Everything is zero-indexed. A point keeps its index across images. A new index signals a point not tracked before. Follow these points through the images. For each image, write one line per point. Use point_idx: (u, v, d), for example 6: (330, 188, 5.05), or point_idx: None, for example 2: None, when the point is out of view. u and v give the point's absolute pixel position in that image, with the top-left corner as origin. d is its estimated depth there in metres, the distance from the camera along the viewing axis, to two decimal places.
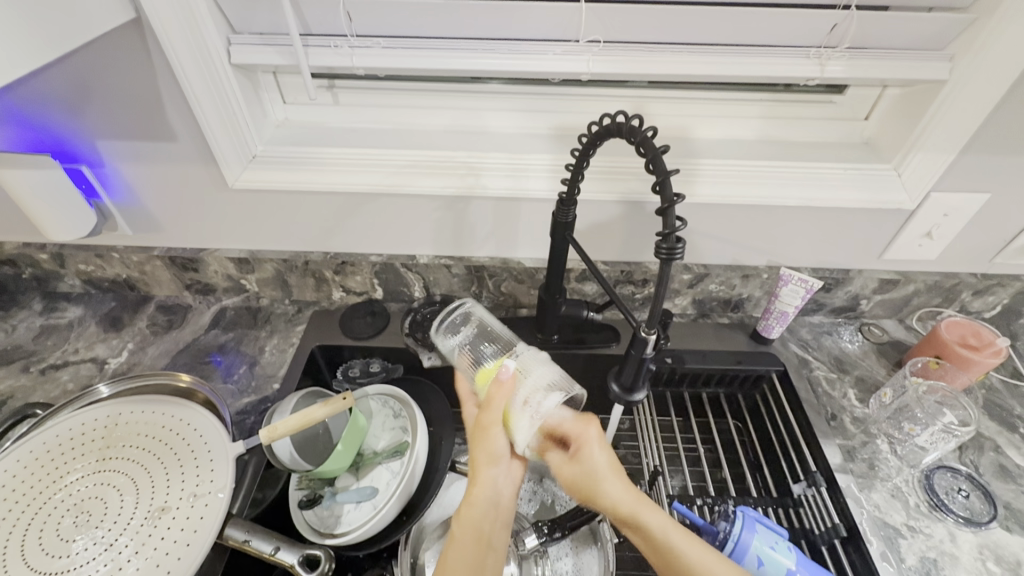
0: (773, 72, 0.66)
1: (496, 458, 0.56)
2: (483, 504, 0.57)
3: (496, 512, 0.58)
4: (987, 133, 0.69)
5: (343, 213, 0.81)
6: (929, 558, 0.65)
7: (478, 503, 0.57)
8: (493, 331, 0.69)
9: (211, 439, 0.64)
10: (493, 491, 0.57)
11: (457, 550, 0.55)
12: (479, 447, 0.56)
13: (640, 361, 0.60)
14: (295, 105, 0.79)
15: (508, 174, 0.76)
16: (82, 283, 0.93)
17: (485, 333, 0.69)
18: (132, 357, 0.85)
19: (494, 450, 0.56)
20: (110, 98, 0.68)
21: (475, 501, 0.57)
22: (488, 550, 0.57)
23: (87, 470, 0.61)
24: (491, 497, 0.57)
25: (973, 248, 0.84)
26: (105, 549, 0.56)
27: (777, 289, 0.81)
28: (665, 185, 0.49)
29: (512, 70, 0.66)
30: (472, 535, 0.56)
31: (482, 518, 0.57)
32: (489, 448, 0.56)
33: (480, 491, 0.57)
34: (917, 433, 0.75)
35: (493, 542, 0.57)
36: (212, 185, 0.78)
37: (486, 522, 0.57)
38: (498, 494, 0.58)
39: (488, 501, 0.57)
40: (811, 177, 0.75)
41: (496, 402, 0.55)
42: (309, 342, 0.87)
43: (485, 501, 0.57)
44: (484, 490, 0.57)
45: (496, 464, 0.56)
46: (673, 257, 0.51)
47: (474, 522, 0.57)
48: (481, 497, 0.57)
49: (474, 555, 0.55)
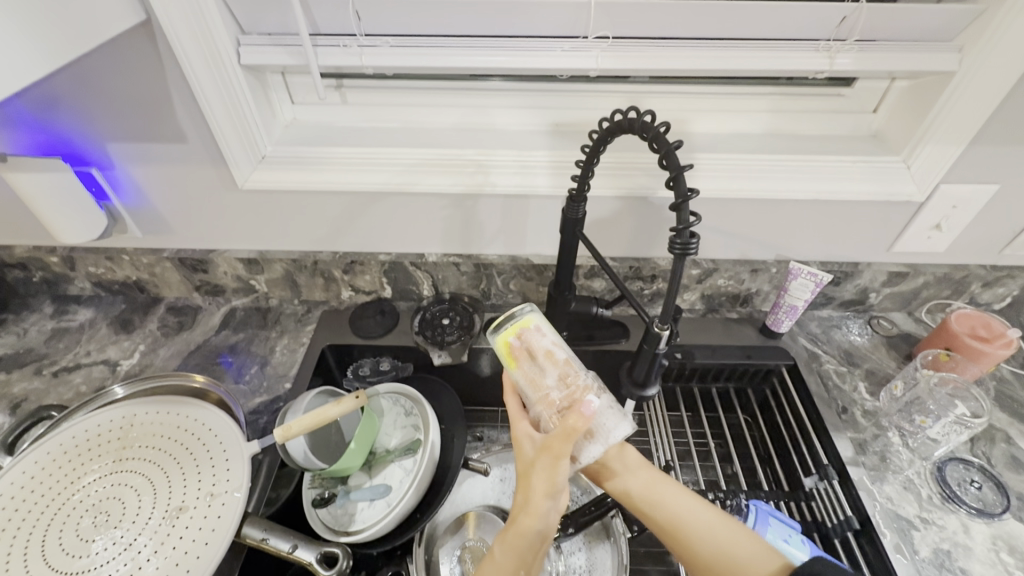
0: (782, 65, 0.66)
1: (557, 490, 0.53)
2: (532, 534, 0.53)
3: (542, 541, 0.54)
4: (997, 124, 0.69)
5: (352, 213, 0.82)
6: (942, 550, 0.65)
7: (526, 535, 0.53)
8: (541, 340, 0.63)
9: (227, 439, 0.65)
10: (543, 521, 0.54)
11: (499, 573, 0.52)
12: (539, 475, 0.53)
13: (653, 357, 0.60)
14: (303, 105, 0.79)
15: (516, 171, 0.76)
16: (93, 286, 0.93)
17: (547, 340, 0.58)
18: (144, 359, 0.85)
19: (559, 480, 0.53)
20: (121, 101, 0.68)
21: (523, 530, 0.53)
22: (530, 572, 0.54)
23: (103, 471, 0.62)
24: (541, 529, 0.54)
25: (982, 240, 0.84)
26: (124, 548, 0.56)
27: (787, 283, 0.81)
28: (679, 181, 0.48)
29: (520, 67, 0.66)
30: (516, 557, 0.53)
31: (530, 544, 0.53)
32: (548, 480, 0.53)
33: (531, 521, 0.53)
34: (929, 425, 0.75)
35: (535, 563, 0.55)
36: (222, 185, 0.78)
37: (530, 550, 0.53)
38: (547, 522, 0.54)
39: (539, 530, 0.53)
40: (820, 171, 0.75)
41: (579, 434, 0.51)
42: (319, 341, 0.87)
43: (534, 531, 0.53)
44: (535, 520, 0.53)
45: (553, 495, 0.53)
46: (687, 252, 0.50)
47: (521, 546, 0.53)
48: (530, 528, 0.53)
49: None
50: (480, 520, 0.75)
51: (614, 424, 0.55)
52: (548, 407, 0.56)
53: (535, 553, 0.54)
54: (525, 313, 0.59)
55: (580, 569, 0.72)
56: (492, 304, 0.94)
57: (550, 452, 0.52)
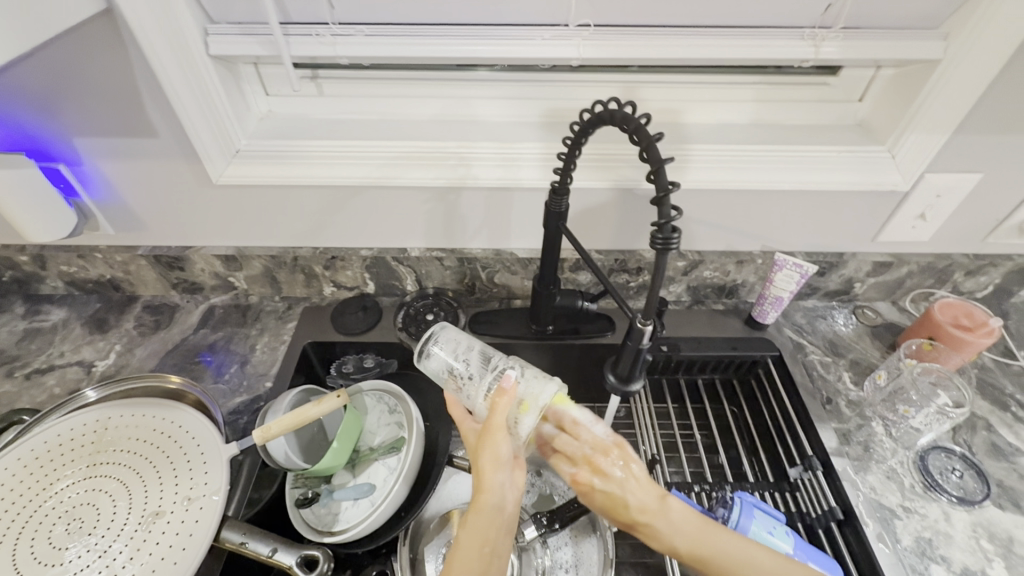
0: (768, 54, 0.65)
1: (501, 461, 0.54)
2: (488, 513, 0.53)
3: (500, 521, 0.54)
4: (982, 112, 0.68)
5: (332, 207, 0.79)
6: (924, 538, 0.66)
7: (485, 511, 0.53)
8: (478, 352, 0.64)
9: (205, 442, 0.63)
10: (499, 496, 0.54)
11: (466, 556, 0.52)
12: (483, 451, 0.54)
13: (637, 352, 0.58)
14: (278, 97, 0.77)
15: (499, 163, 0.74)
16: (65, 285, 0.90)
17: (464, 348, 0.65)
18: (120, 359, 0.83)
19: (500, 452, 0.54)
20: (85, 95, 0.65)
21: (478, 510, 0.53)
22: (493, 553, 0.53)
23: (78, 476, 0.60)
24: (496, 505, 0.54)
25: (966, 228, 0.84)
26: (99, 556, 0.55)
27: (772, 275, 0.81)
28: (659, 174, 0.47)
29: (500, 56, 0.64)
30: (476, 542, 0.53)
31: (487, 525, 0.53)
32: (490, 450, 0.54)
33: (486, 498, 0.53)
34: (912, 415, 0.76)
35: (498, 545, 0.54)
36: (195, 181, 0.76)
37: (492, 529, 0.53)
38: (501, 500, 0.54)
39: (494, 507, 0.53)
40: (804, 161, 0.74)
41: (506, 405, 0.55)
42: (300, 339, 0.85)
43: (489, 510, 0.53)
44: (489, 497, 0.53)
45: (501, 468, 0.54)
46: (668, 247, 0.48)
47: (479, 526, 0.53)
48: (485, 506, 0.53)
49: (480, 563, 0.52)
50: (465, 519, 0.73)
51: (540, 389, 0.58)
52: (481, 395, 0.60)
53: (495, 535, 0.54)
54: (441, 337, 0.66)
55: (566, 564, 0.72)
56: (477, 299, 0.92)
57: (484, 426, 0.55)
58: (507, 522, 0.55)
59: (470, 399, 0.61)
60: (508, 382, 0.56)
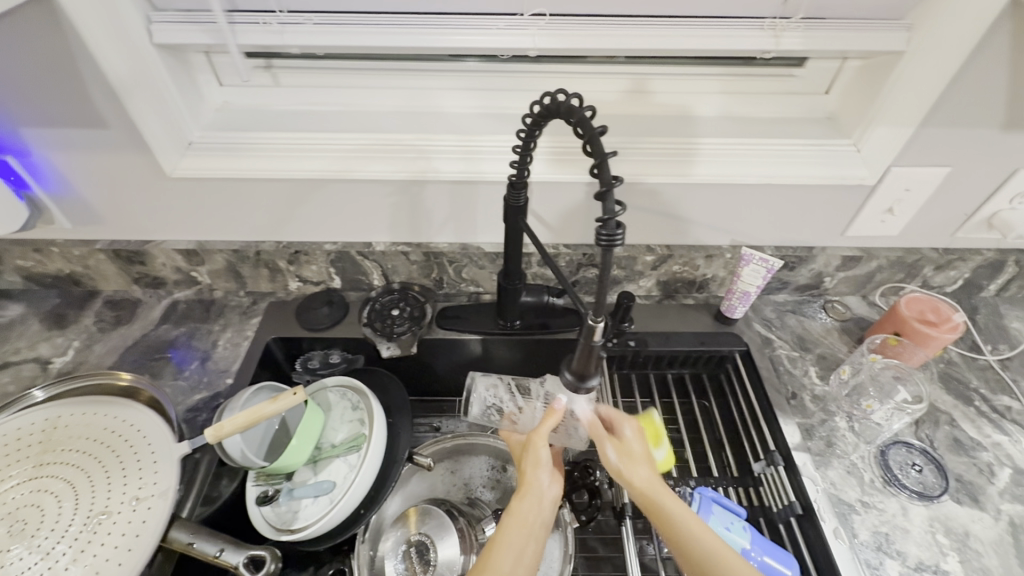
0: (730, 44, 0.63)
1: (543, 463, 0.63)
2: (531, 498, 0.61)
3: (539, 512, 0.60)
4: (946, 106, 0.67)
5: (293, 201, 0.78)
6: (880, 533, 0.66)
7: (526, 501, 0.61)
8: (510, 387, 0.80)
9: (156, 441, 0.63)
10: (538, 491, 0.62)
11: (510, 535, 0.58)
12: (528, 454, 0.64)
13: (589, 349, 0.56)
14: (232, 88, 0.75)
15: (460, 156, 0.73)
16: (23, 280, 0.88)
17: (502, 390, 0.80)
18: (78, 355, 0.82)
19: (540, 455, 0.64)
20: (29, 85, 0.63)
21: (521, 498, 0.61)
22: (531, 538, 0.58)
23: (23, 477, 0.59)
24: (535, 497, 0.61)
25: (936, 223, 0.83)
26: (41, 558, 0.54)
27: (739, 270, 0.80)
28: (603, 168, 0.45)
29: (455, 46, 0.63)
30: (517, 524, 0.59)
31: (527, 512, 0.60)
32: (535, 452, 0.64)
33: (528, 489, 0.62)
34: (874, 410, 0.77)
35: (536, 534, 0.59)
36: (148, 173, 0.73)
37: (532, 517, 0.60)
38: (542, 492, 0.62)
39: (534, 497, 0.61)
40: (769, 154, 0.73)
41: (553, 421, 0.64)
42: (264, 335, 0.84)
43: (531, 496, 0.61)
44: (531, 489, 0.62)
45: (542, 468, 0.63)
46: (613, 244, 0.46)
47: (520, 512, 0.60)
48: (528, 493, 0.61)
49: (518, 544, 0.57)
50: (423, 515, 0.73)
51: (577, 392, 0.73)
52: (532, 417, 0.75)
53: (534, 523, 0.59)
54: (478, 386, 0.82)
55: None
56: (445, 293, 0.91)
57: (530, 434, 0.65)
58: (546, 519, 0.61)
59: (520, 424, 0.75)
60: (559, 405, 0.64)
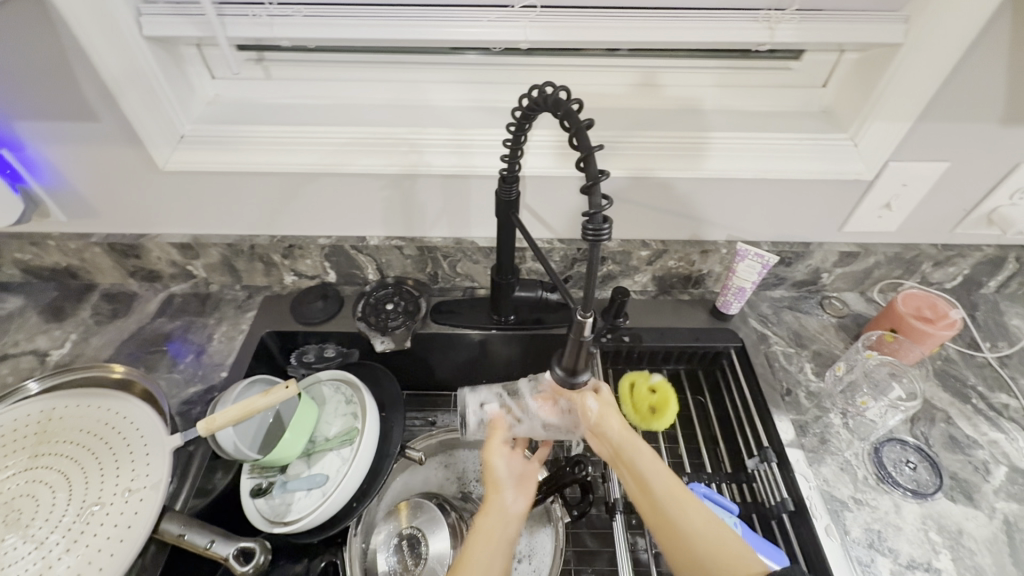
0: (723, 37, 0.63)
1: (500, 477, 0.64)
2: (493, 514, 0.61)
3: (504, 526, 0.60)
4: (944, 99, 0.66)
5: (286, 195, 0.78)
6: (873, 530, 0.66)
7: (490, 517, 0.61)
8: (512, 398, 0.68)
9: (149, 433, 0.63)
10: (500, 505, 0.62)
11: (478, 551, 0.56)
12: (484, 471, 0.65)
13: (579, 345, 0.54)
14: (224, 80, 0.75)
15: (452, 150, 0.73)
16: (22, 273, 0.89)
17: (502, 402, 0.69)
18: (75, 348, 0.82)
19: (496, 469, 0.64)
20: (20, 78, 0.63)
21: (486, 515, 0.61)
22: (499, 552, 0.57)
23: (18, 467, 0.60)
24: (498, 511, 0.61)
25: (934, 218, 0.82)
26: (35, 547, 0.54)
27: (734, 265, 0.80)
28: (590, 161, 0.45)
29: (445, 38, 0.63)
30: (483, 539, 0.58)
31: (493, 526, 0.59)
32: (493, 469, 0.65)
33: (489, 504, 0.62)
34: (869, 407, 0.76)
35: (503, 549, 0.58)
36: (141, 166, 0.74)
37: (497, 531, 0.59)
38: (506, 510, 0.62)
39: (496, 512, 0.61)
40: (765, 148, 0.72)
41: (500, 432, 0.67)
42: (258, 329, 0.84)
43: (495, 512, 0.61)
44: (494, 503, 0.62)
45: (500, 482, 0.63)
46: (599, 239, 0.46)
47: (485, 526, 0.59)
48: (491, 509, 0.61)
49: (487, 556, 0.56)
50: (415, 509, 0.75)
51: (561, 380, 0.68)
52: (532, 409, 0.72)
53: (499, 538, 0.59)
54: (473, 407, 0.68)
55: (521, 554, 0.73)
56: (440, 288, 0.91)
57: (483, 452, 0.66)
58: (511, 534, 0.60)
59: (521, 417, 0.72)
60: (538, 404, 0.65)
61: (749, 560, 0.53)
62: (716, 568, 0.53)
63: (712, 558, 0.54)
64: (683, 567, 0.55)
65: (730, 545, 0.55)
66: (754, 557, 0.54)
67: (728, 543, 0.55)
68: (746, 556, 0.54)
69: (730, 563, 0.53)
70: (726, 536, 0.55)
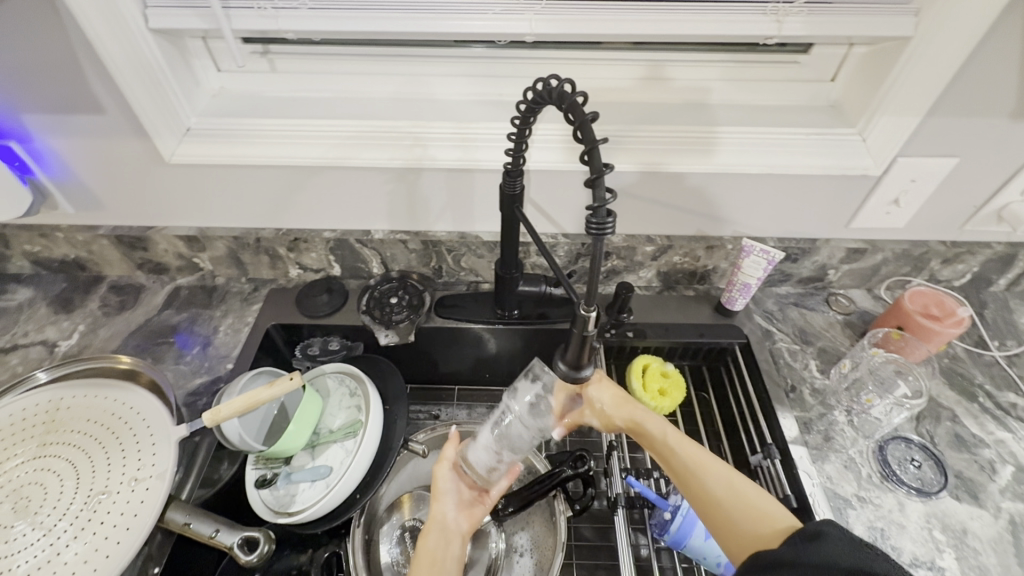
0: (729, 30, 0.62)
1: (444, 493, 0.66)
2: (434, 533, 0.63)
3: (446, 546, 0.62)
4: (955, 94, 0.66)
5: (292, 188, 0.78)
6: (876, 528, 0.65)
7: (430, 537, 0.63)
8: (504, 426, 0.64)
9: (155, 423, 0.64)
10: (441, 522, 0.64)
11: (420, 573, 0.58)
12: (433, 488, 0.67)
13: (581, 341, 0.53)
14: (230, 73, 0.75)
15: (456, 143, 0.72)
16: (31, 265, 0.90)
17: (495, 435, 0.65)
18: (83, 339, 0.83)
19: (441, 486, 0.66)
20: (29, 70, 0.64)
21: (427, 534, 0.63)
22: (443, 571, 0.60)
23: (27, 455, 0.61)
24: (439, 530, 0.63)
25: (943, 215, 0.81)
26: (44, 534, 0.55)
27: (740, 261, 0.79)
28: (594, 154, 0.44)
29: (449, 31, 0.63)
30: (426, 560, 0.60)
31: (435, 546, 0.62)
32: (437, 483, 0.66)
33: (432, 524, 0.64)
34: (874, 404, 0.75)
35: (447, 568, 0.61)
36: (148, 159, 0.74)
37: (438, 552, 0.61)
38: (446, 525, 0.64)
39: (437, 531, 0.63)
40: (772, 143, 0.72)
41: (451, 449, 0.68)
42: (264, 321, 0.85)
43: (437, 531, 0.63)
44: (435, 523, 0.64)
45: (442, 498, 0.65)
46: (603, 233, 0.45)
47: (428, 545, 0.62)
48: (433, 528, 0.63)
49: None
50: (418, 501, 0.77)
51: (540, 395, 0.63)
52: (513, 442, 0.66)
53: (443, 558, 0.61)
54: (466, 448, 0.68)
55: (523, 547, 0.74)
56: (444, 282, 0.91)
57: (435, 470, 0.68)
58: (455, 552, 0.63)
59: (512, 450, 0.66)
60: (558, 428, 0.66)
61: (775, 517, 0.55)
62: (747, 529, 0.55)
63: (740, 520, 0.56)
64: (720, 532, 0.57)
65: (757, 505, 0.57)
66: (780, 513, 0.56)
67: (753, 502, 0.57)
68: (772, 514, 0.56)
69: (758, 522, 0.55)
70: (749, 496, 0.58)
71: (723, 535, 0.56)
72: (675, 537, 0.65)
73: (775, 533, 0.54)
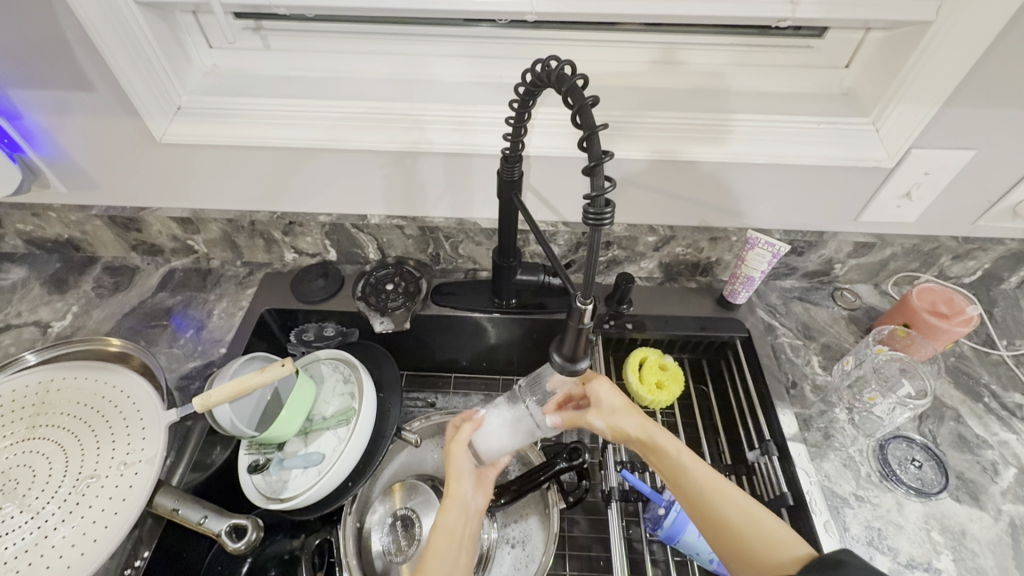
0: (738, 11, 0.60)
1: (463, 472, 0.64)
2: (452, 511, 0.61)
3: (464, 522, 0.61)
4: (975, 83, 0.62)
5: (285, 170, 0.76)
6: (874, 528, 0.64)
7: (448, 516, 0.61)
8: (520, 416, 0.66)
9: (144, 406, 0.63)
10: (461, 500, 0.62)
11: (438, 550, 0.58)
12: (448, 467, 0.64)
13: (577, 333, 0.51)
14: (222, 50, 0.73)
15: (454, 127, 0.70)
16: (25, 243, 0.89)
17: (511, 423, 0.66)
18: (77, 320, 0.82)
19: (458, 465, 0.64)
20: (15, 45, 0.62)
21: (444, 511, 0.61)
22: (461, 547, 0.60)
23: (16, 438, 0.60)
24: (458, 508, 0.62)
25: (957, 210, 0.79)
26: (32, 517, 0.55)
27: (744, 253, 0.77)
28: (592, 141, 0.42)
29: (446, 8, 0.60)
30: (443, 536, 0.60)
31: (454, 523, 0.61)
32: (454, 462, 0.64)
33: (447, 501, 0.62)
34: (877, 403, 0.73)
35: (464, 544, 0.60)
36: (140, 138, 0.72)
37: (457, 528, 0.61)
38: (465, 503, 0.63)
39: (456, 508, 0.62)
40: (781, 132, 0.69)
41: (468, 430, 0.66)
42: (258, 306, 0.84)
43: (455, 509, 0.61)
44: (451, 500, 0.62)
45: (460, 475, 0.63)
46: (600, 223, 0.43)
47: (446, 522, 0.60)
48: (450, 506, 0.62)
49: (451, 555, 0.58)
50: (409, 490, 0.76)
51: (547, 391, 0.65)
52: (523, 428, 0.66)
53: (461, 534, 0.61)
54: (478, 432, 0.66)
55: (513, 539, 0.74)
56: (441, 269, 0.90)
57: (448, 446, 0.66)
58: (471, 527, 0.63)
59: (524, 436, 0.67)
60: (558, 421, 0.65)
61: (793, 545, 0.52)
62: (765, 560, 0.51)
63: (757, 549, 0.52)
64: (733, 560, 0.54)
65: (776, 532, 0.53)
66: (799, 542, 0.52)
67: (769, 530, 0.53)
68: (790, 542, 0.52)
69: (777, 552, 0.52)
70: (768, 526, 0.53)
71: (736, 562, 0.53)
72: (671, 531, 0.65)
73: (796, 563, 0.50)
